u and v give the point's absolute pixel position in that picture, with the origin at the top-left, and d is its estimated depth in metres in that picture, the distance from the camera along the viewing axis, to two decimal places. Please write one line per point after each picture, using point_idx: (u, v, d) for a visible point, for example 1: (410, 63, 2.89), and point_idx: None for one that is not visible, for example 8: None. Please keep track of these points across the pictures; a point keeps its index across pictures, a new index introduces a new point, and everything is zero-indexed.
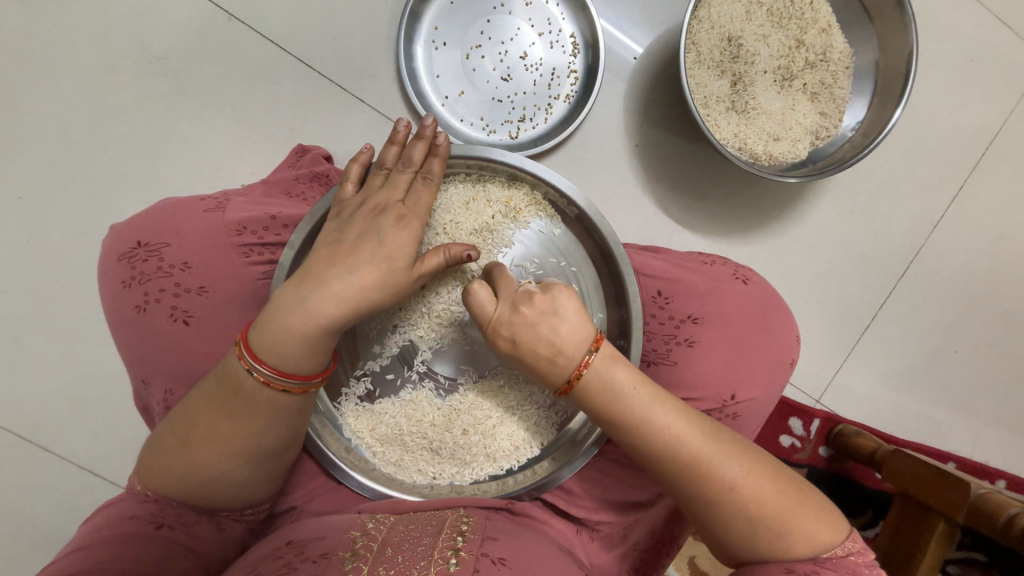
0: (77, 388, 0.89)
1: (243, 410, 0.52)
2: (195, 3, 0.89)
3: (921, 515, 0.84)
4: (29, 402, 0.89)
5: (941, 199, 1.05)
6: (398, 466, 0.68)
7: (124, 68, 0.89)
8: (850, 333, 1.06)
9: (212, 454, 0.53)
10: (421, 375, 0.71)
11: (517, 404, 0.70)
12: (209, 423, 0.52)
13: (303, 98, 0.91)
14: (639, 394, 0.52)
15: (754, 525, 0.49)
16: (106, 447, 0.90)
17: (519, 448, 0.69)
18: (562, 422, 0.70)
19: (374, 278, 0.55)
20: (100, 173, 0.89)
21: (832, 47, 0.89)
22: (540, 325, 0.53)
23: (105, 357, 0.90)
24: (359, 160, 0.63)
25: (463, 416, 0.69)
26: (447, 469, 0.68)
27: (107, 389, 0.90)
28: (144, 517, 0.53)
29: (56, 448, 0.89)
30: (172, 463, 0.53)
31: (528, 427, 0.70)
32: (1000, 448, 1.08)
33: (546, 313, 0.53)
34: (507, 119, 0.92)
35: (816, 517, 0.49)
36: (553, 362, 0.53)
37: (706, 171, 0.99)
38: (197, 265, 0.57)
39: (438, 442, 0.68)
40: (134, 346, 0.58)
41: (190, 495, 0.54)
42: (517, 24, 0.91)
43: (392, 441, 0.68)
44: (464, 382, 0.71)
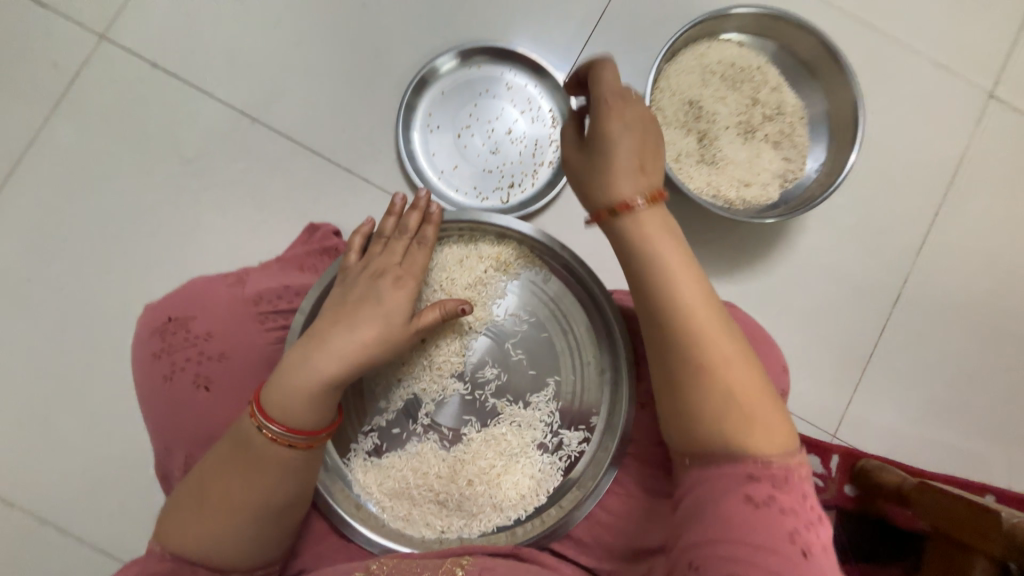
0: (98, 467, 0.93)
1: (253, 466, 0.55)
2: (221, 111, 1.02)
3: (957, 555, 0.79)
4: (53, 483, 0.92)
5: (920, 227, 1.10)
6: (407, 521, 0.69)
7: (158, 170, 1.01)
8: (855, 364, 1.07)
9: (226, 510, 0.55)
10: (425, 428, 0.73)
11: (520, 451, 0.72)
12: (222, 481, 0.55)
13: (315, 183, 1.02)
14: (668, 248, 0.54)
15: (726, 413, 0.49)
16: (126, 527, 0.92)
17: (526, 496, 0.70)
18: (567, 467, 0.72)
19: (372, 334, 0.60)
20: (132, 262, 0.99)
21: (785, 102, 0.99)
22: (640, 152, 0.57)
23: (130, 434, 0.94)
24: (361, 231, 0.70)
25: (468, 466, 0.70)
26: (457, 522, 0.69)
27: (126, 466, 0.93)
28: (163, 575, 0.53)
29: (78, 528, 0.91)
30: (190, 521, 0.55)
31: (532, 475, 0.71)
32: None
33: (647, 172, 0.57)
34: (498, 187, 1.02)
35: (777, 429, 0.49)
36: (633, 169, 0.56)
37: (688, 218, 1.06)
38: (219, 334, 0.62)
39: (445, 493, 0.69)
40: (161, 413, 0.62)
41: (198, 553, 0.54)
42: (500, 105, 1.03)
43: (400, 495, 0.70)
44: (467, 432, 0.73)
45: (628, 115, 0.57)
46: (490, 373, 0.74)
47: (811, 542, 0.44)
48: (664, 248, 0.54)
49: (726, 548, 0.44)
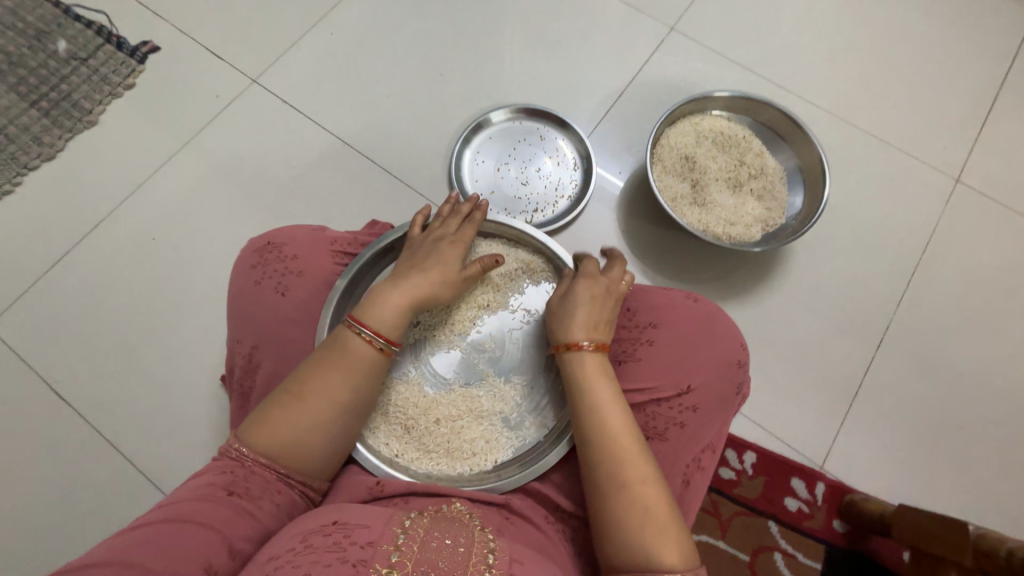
0: (174, 393, 1.13)
1: (347, 364, 0.71)
2: (322, 136, 1.35)
3: (935, 570, 0.81)
4: (136, 401, 1.13)
5: (897, 282, 1.22)
6: (372, 432, 0.81)
7: (267, 173, 1.32)
8: (840, 400, 1.13)
9: (311, 409, 0.68)
10: (421, 365, 0.88)
11: (488, 416, 0.85)
12: (316, 376, 0.70)
13: (382, 193, 1.30)
14: (601, 383, 0.70)
15: (631, 519, 0.60)
16: (185, 446, 1.10)
17: (478, 454, 0.82)
18: (519, 447, 0.83)
19: (437, 276, 0.80)
20: (233, 237, 1.26)
21: (767, 165, 1.20)
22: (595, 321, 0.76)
23: (203, 370, 1.15)
24: (422, 213, 0.91)
25: (442, 409, 0.84)
26: (410, 452, 0.80)
27: (194, 395, 1.13)
28: (219, 485, 0.63)
29: (146, 442, 1.10)
30: (273, 420, 0.67)
31: (490, 439, 0.83)
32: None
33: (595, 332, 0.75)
34: (524, 210, 1.25)
35: (674, 541, 0.59)
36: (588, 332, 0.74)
37: (684, 252, 1.24)
38: (303, 258, 0.83)
39: (415, 423, 0.82)
40: (242, 310, 0.79)
41: (279, 451, 0.67)
42: (534, 151, 1.30)
43: (378, 410, 0.83)
44: (453, 384, 0.87)
45: (587, 290, 0.78)
46: (491, 343, 0.90)
47: None
48: (599, 383, 0.70)
49: None
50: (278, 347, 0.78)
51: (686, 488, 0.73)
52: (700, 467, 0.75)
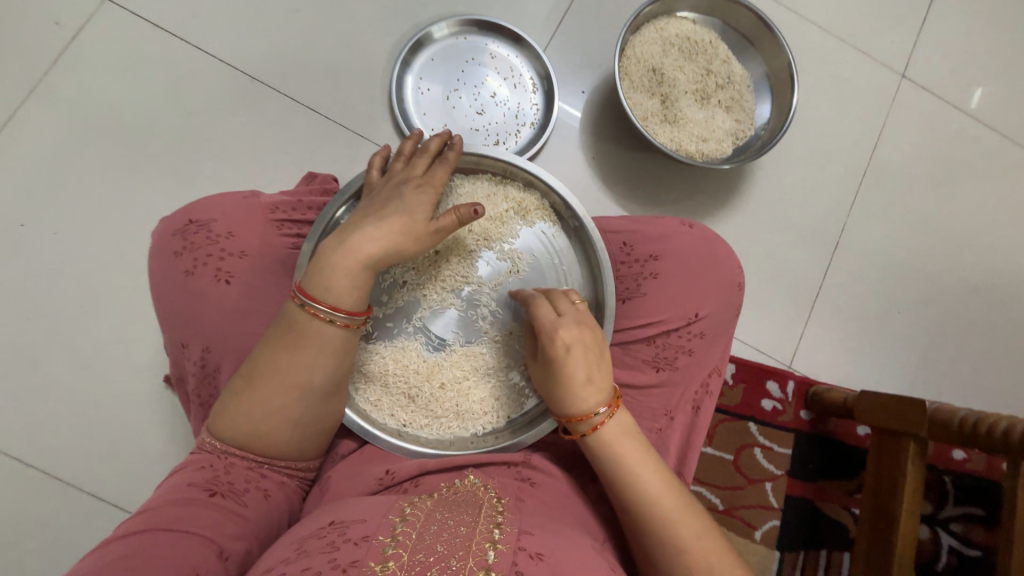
0: (103, 401, 0.96)
1: (299, 344, 0.59)
2: (221, 70, 1.08)
3: (894, 441, 0.93)
4: (55, 417, 0.95)
5: (851, 185, 1.27)
6: (374, 406, 0.75)
7: (159, 122, 1.05)
8: (803, 303, 1.21)
9: (269, 399, 0.58)
10: (416, 329, 0.79)
11: (493, 373, 0.78)
12: (272, 361, 0.59)
13: (313, 136, 1.09)
14: (627, 444, 0.63)
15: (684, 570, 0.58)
16: (133, 456, 0.96)
17: (488, 413, 0.77)
18: (533, 401, 0.78)
19: (398, 225, 0.66)
20: (131, 209, 1.03)
21: (734, 72, 1.14)
22: (590, 359, 0.64)
23: (135, 370, 0.98)
24: (381, 153, 0.76)
25: (444, 372, 0.77)
26: (418, 419, 0.75)
27: (131, 400, 0.97)
28: (200, 484, 0.56)
29: (81, 459, 0.94)
30: (234, 414, 0.58)
31: (498, 397, 0.77)
32: (949, 395, 1.22)
33: (597, 373, 0.64)
34: (485, 143, 1.11)
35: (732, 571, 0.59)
36: (587, 389, 0.63)
37: (656, 174, 1.18)
38: (240, 234, 0.67)
39: (418, 390, 0.76)
40: (178, 308, 0.65)
41: (249, 445, 0.59)
42: (486, 73, 1.13)
43: (376, 382, 0.75)
44: (453, 344, 0.79)
45: (574, 337, 0.65)
46: (486, 295, 0.80)
47: None
48: (625, 447, 0.62)
49: None
50: (234, 346, 0.65)
51: (698, 412, 0.74)
52: (708, 392, 0.75)
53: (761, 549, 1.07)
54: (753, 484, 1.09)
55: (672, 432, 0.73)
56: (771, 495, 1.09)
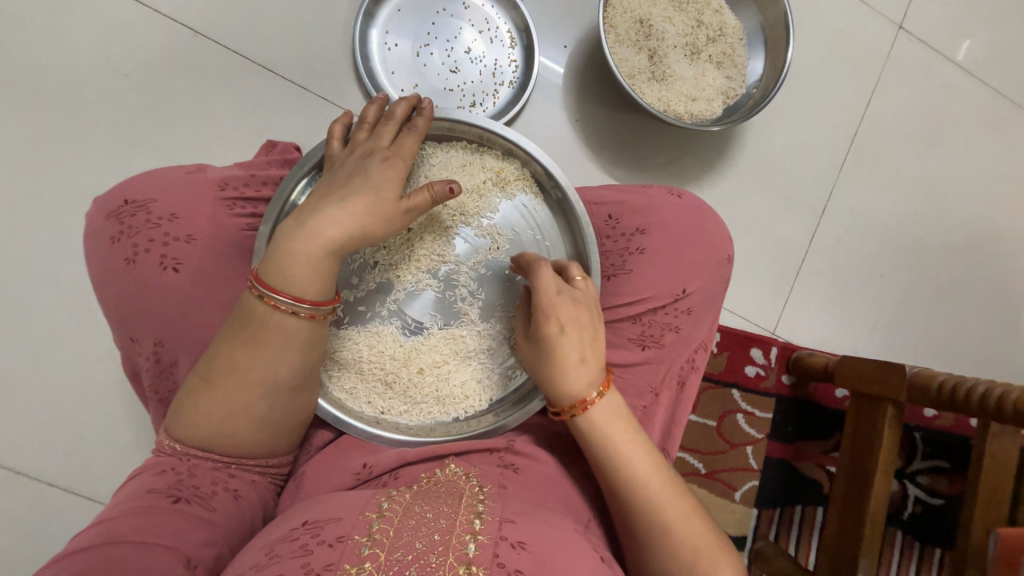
0: (63, 393, 0.91)
1: (258, 339, 0.56)
2: (159, 23, 0.96)
3: (873, 406, 0.95)
4: (11, 413, 0.89)
5: (841, 146, 1.23)
6: (350, 394, 0.72)
7: (92, 86, 0.94)
8: (790, 270, 1.19)
9: (232, 396, 0.56)
10: (391, 312, 0.75)
11: (474, 356, 0.75)
12: (230, 359, 0.56)
13: (271, 99, 0.99)
14: (617, 425, 0.61)
15: (673, 551, 0.59)
16: (103, 448, 0.92)
17: (470, 397, 0.74)
18: (516, 383, 0.76)
19: (364, 205, 0.60)
20: (70, 185, 0.93)
21: (726, 24, 1.06)
22: (583, 338, 0.62)
23: (94, 360, 0.92)
24: (341, 121, 0.69)
25: (423, 357, 0.74)
26: (397, 406, 0.73)
27: (94, 391, 0.92)
28: (162, 491, 0.54)
29: (46, 454, 0.90)
30: (195, 413, 0.57)
31: (480, 380, 0.75)
32: (924, 356, 1.25)
33: (588, 353, 0.62)
34: (460, 105, 1.03)
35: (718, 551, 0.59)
36: (580, 367, 0.61)
37: (643, 138, 1.12)
38: (184, 216, 0.61)
39: (395, 376, 0.73)
40: (123, 300, 0.60)
41: (215, 443, 0.58)
42: (459, 25, 1.03)
43: (351, 369, 0.72)
44: (430, 327, 0.75)
45: (570, 315, 0.62)
46: (464, 274, 0.75)
47: None
48: (615, 428, 0.61)
49: None
50: (190, 339, 0.62)
51: (684, 389, 0.73)
52: (694, 367, 0.74)
53: (742, 509, 1.11)
54: (735, 448, 1.12)
55: (657, 409, 0.72)
56: (753, 458, 1.12)
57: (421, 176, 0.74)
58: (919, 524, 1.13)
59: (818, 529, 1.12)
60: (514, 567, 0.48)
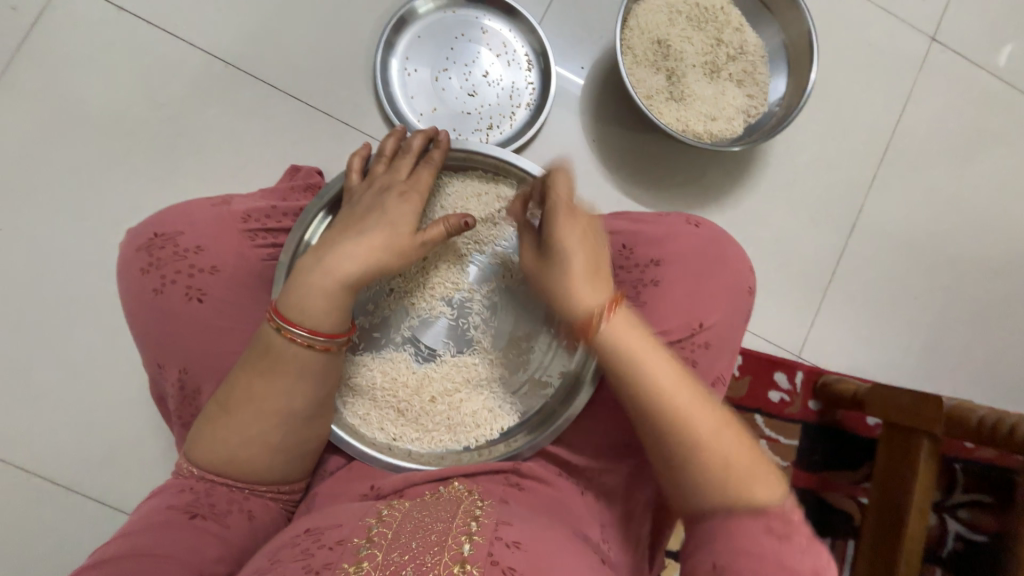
0: (98, 406, 0.95)
1: (274, 368, 0.58)
2: (194, 56, 1.01)
3: (907, 441, 0.90)
4: (51, 425, 0.94)
5: (871, 162, 1.18)
6: (363, 420, 0.73)
7: (132, 115, 0.99)
8: (816, 290, 1.15)
9: (248, 421, 0.58)
10: (405, 339, 0.76)
11: (486, 384, 0.76)
12: (247, 387, 0.58)
13: (294, 125, 1.02)
14: (638, 343, 0.58)
15: (711, 465, 0.53)
16: (132, 461, 0.95)
17: (481, 425, 0.74)
18: (527, 411, 0.75)
19: (379, 240, 0.62)
20: (110, 209, 0.98)
21: (747, 41, 1.04)
22: (594, 253, 0.65)
23: (128, 376, 0.97)
24: (360, 155, 0.71)
25: (435, 384, 0.74)
26: (409, 433, 0.73)
27: (126, 405, 0.96)
28: (180, 507, 0.56)
29: (80, 464, 0.94)
30: (211, 437, 0.59)
31: (492, 408, 0.75)
32: (966, 383, 1.18)
33: (601, 271, 0.64)
34: (477, 127, 1.04)
35: (766, 475, 0.52)
36: (593, 282, 0.63)
37: (662, 157, 1.11)
38: (208, 247, 0.64)
39: (407, 403, 0.73)
40: (152, 328, 0.63)
41: (231, 468, 0.59)
42: (476, 49, 1.05)
43: (365, 396, 0.73)
44: (442, 354, 0.76)
45: (577, 219, 0.66)
46: (477, 302, 0.77)
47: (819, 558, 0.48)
48: (634, 338, 0.58)
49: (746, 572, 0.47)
50: (211, 365, 0.64)
51: None
52: None
53: None
54: None
55: None
56: None
57: (437, 206, 0.75)
58: (961, 562, 1.06)
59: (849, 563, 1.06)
60: (507, 565, 0.48)
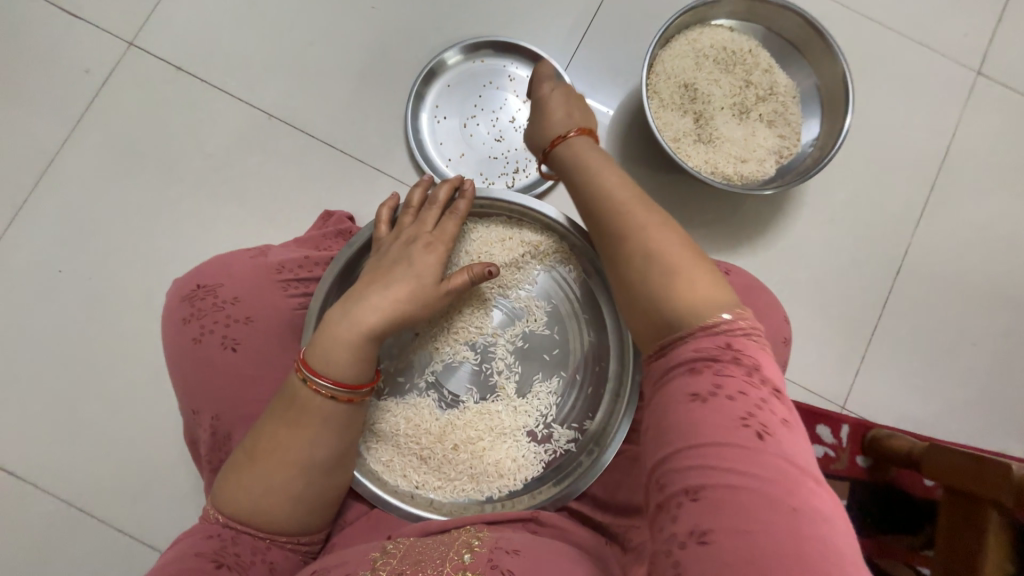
0: (136, 442, 0.99)
1: (299, 418, 0.59)
2: (240, 110, 1.08)
3: (972, 509, 0.80)
4: (92, 459, 0.98)
5: (916, 201, 1.13)
6: (387, 467, 0.72)
7: (182, 165, 1.07)
8: (859, 335, 1.09)
9: (272, 468, 0.58)
10: (429, 385, 0.76)
11: (509, 433, 0.74)
12: (273, 437, 0.59)
13: (329, 172, 1.07)
14: (612, 171, 0.62)
15: (645, 261, 0.51)
16: (164, 497, 0.98)
17: (504, 476, 0.72)
18: (551, 462, 0.73)
19: (405, 292, 0.63)
20: (158, 252, 1.04)
21: (777, 82, 1.03)
22: (570, 109, 0.72)
23: (165, 413, 1.00)
24: (387, 204, 0.73)
25: (457, 432, 0.73)
26: (431, 481, 0.72)
27: (162, 441, 0.99)
28: (206, 555, 0.56)
29: (116, 498, 0.97)
30: (238, 485, 0.59)
31: (515, 459, 0.73)
32: None
33: (581, 120, 0.71)
34: (504, 171, 1.06)
35: (707, 274, 0.49)
36: (561, 119, 0.70)
37: (691, 197, 1.09)
38: (245, 298, 0.67)
39: (429, 451, 0.72)
40: (188, 375, 0.65)
41: (253, 519, 0.59)
42: (504, 96, 1.08)
43: (388, 442, 0.73)
44: (466, 400, 0.75)
45: (561, 118, 0.71)
46: (501, 347, 0.76)
47: (769, 426, 0.41)
48: (610, 168, 0.62)
49: (690, 452, 0.41)
50: (241, 413, 0.65)
51: None
52: None
53: None
54: None
55: None
56: None
57: (462, 252, 0.76)
58: None
59: None
60: (507, 568, 0.48)
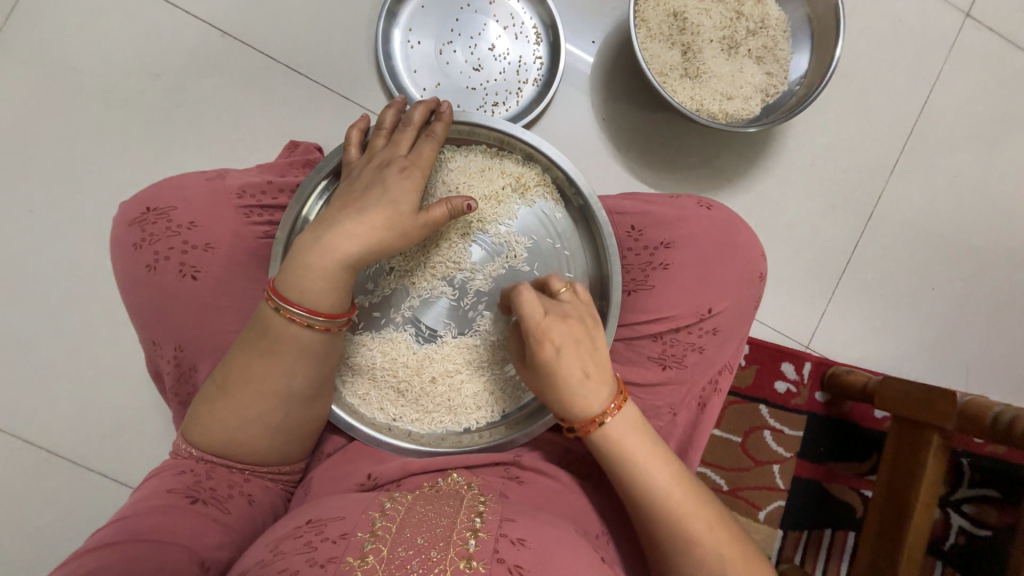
0: (97, 382, 0.95)
1: (273, 349, 0.57)
2: (189, 25, 0.97)
3: (916, 433, 0.88)
4: (50, 399, 0.95)
5: (894, 147, 1.13)
6: (363, 400, 0.72)
7: (126, 86, 0.97)
8: (828, 280, 1.12)
9: (247, 399, 0.57)
10: (405, 319, 0.74)
11: (487, 367, 0.74)
12: (245, 368, 0.57)
13: (293, 99, 0.99)
14: (632, 432, 0.58)
15: (693, 548, 0.56)
16: (132, 436, 0.96)
17: (482, 407, 0.73)
18: (529, 394, 0.74)
19: (381, 220, 0.59)
20: (107, 184, 0.96)
21: (768, 15, 0.98)
22: (581, 349, 0.58)
23: (128, 352, 0.96)
24: (358, 126, 0.68)
25: (435, 365, 0.73)
26: (409, 414, 0.72)
27: (126, 381, 0.96)
28: (180, 491, 0.55)
29: (80, 438, 0.95)
30: (210, 417, 0.58)
31: (493, 391, 0.74)
32: (981, 378, 1.15)
33: (583, 338, 0.58)
34: (482, 104, 1.00)
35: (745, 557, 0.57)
36: (583, 382, 0.58)
37: (674, 139, 1.07)
38: (203, 223, 0.62)
39: (406, 384, 0.72)
40: (146, 305, 0.62)
41: (229, 449, 0.59)
42: (483, 20, 1.00)
43: (364, 376, 0.72)
44: (444, 336, 0.74)
45: (575, 365, 0.58)
46: (479, 282, 0.74)
47: None
48: (632, 441, 0.58)
49: None
50: (207, 344, 0.63)
51: (703, 412, 0.70)
52: (717, 389, 0.70)
53: (765, 529, 1.05)
54: (760, 466, 1.06)
55: (672, 430, 0.69)
56: (779, 477, 1.06)
57: (439, 181, 0.72)
58: (963, 556, 1.05)
59: (849, 554, 1.05)
60: (514, 564, 0.48)
